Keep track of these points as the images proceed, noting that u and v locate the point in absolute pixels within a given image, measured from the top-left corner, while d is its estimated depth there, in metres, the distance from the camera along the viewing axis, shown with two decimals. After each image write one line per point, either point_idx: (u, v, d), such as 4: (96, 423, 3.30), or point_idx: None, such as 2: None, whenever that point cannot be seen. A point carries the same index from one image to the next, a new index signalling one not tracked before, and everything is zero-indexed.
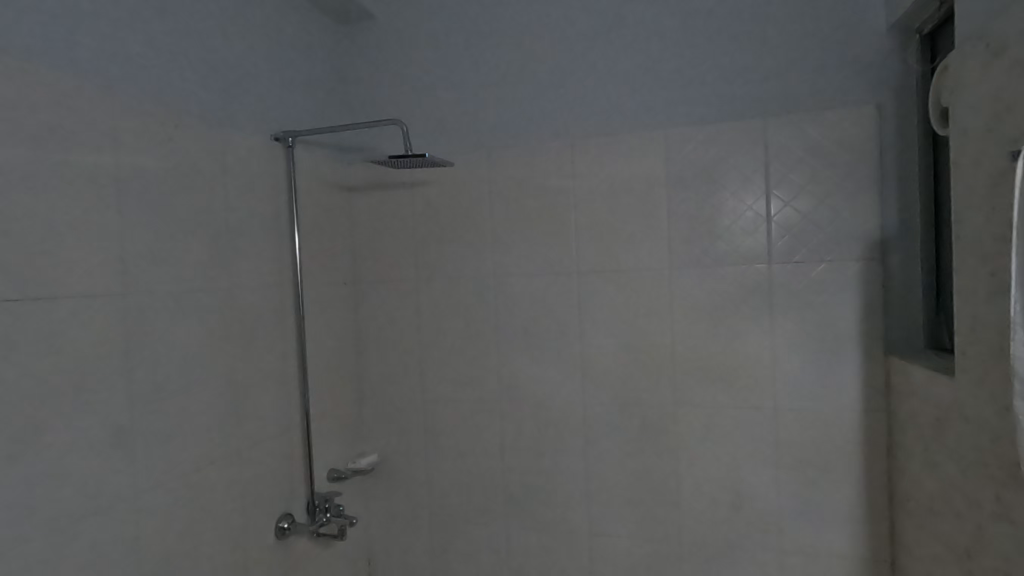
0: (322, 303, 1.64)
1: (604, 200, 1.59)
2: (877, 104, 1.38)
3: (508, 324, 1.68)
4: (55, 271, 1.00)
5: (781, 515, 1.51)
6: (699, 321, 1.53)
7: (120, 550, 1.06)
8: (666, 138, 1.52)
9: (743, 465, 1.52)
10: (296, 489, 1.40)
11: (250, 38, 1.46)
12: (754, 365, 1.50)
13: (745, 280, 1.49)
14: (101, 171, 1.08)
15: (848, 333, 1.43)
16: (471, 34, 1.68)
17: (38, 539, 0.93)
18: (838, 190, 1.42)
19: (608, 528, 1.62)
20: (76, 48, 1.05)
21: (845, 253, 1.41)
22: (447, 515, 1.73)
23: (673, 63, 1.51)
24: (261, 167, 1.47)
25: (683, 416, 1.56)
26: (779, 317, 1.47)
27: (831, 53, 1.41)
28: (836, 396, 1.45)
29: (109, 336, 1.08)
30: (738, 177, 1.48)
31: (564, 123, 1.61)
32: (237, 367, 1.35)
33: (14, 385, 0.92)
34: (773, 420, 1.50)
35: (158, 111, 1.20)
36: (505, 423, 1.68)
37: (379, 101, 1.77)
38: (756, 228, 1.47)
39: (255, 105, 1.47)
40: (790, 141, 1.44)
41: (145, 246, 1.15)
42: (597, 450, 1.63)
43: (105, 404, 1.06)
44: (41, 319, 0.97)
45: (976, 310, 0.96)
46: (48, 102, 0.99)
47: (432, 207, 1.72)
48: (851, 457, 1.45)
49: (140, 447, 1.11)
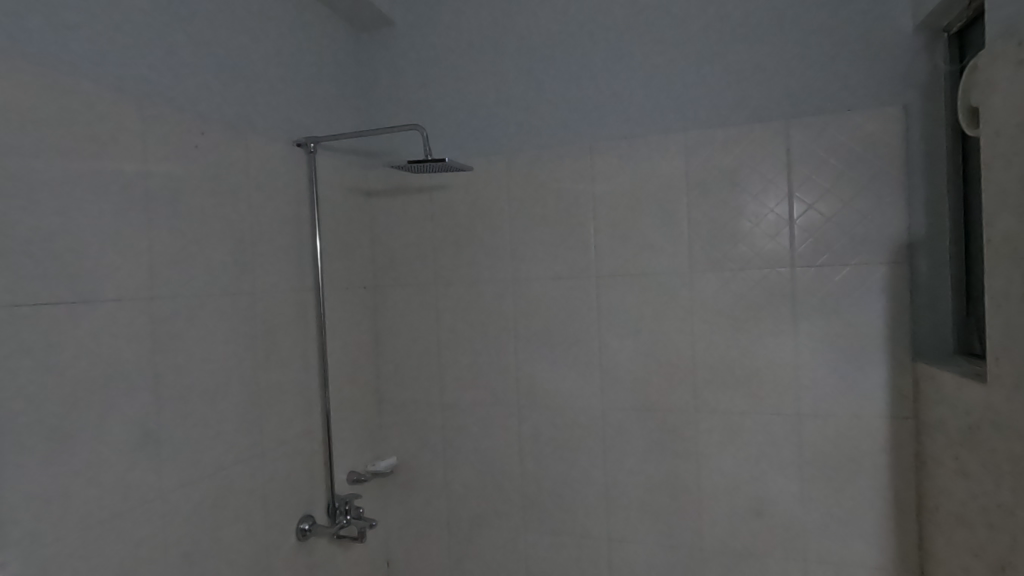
0: (342, 307, 1.61)
1: (626, 202, 1.48)
2: (904, 105, 1.28)
3: (527, 328, 1.59)
4: (90, 278, 0.99)
5: (810, 530, 1.37)
6: (719, 327, 1.42)
7: (148, 552, 1.06)
8: (686, 139, 1.43)
9: (766, 475, 1.40)
10: (315, 491, 1.48)
11: (277, 40, 1.43)
12: (779, 371, 1.38)
13: (767, 283, 1.38)
14: (131, 176, 1.06)
15: (875, 347, 1.31)
16: (490, 35, 1.63)
17: (68, 539, 0.93)
18: (865, 191, 1.31)
19: (626, 547, 1.52)
20: (108, 50, 1.03)
21: (869, 255, 1.31)
22: (462, 522, 1.69)
23: (700, 62, 1.43)
24: (284, 171, 1.42)
25: (705, 424, 1.44)
26: (802, 319, 1.36)
27: (863, 53, 1.31)
28: (870, 421, 1.32)
29: (138, 355, 1.06)
30: (760, 179, 1.38)
31: (588, 123, 1.53)
32: (262, 374, 1.34)
33: (48, 391, 0.92)
34: (799, 445, 1.37)
35: (185, 114, 1.17)
36: (522, 426, 1.61)
37: (399, 102, 1.73)
38: (779, 231, 1.37)
39: (281, 108, 1.43)
40: (815, 137, 1.34)
41: (172, 251, 1.13)
42: (616, 460, 1.52)
43: (138, 424, 1.05)
44: (75, 336, 0.96)
45: (1010, 319, 0.85)
46: (74, 104, 0.96)
47: (450, 209, 1.66)
48: (879, 486, 1.32)
49: (169, 466, 1.11)
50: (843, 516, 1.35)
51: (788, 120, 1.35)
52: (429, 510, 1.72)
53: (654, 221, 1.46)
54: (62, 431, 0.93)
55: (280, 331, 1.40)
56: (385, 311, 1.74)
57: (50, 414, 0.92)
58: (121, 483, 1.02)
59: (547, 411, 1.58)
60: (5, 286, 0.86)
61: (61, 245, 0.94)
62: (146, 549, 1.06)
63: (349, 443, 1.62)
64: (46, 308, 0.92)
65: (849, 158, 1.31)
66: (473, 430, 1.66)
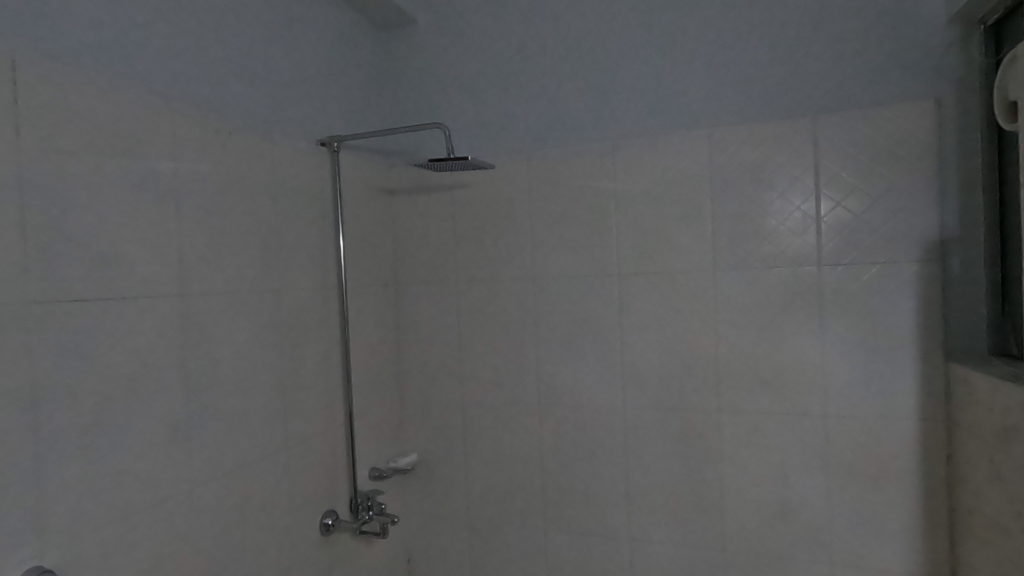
0: (364, 305, 1.63)
1: (647, 201, 1.47)
2: (937, 99, 1.25)
3: (548, 327, 1.59)
4: (122, 275, 1.01)
5: (837, 533, 1.35)
6: (744, 326, 1.40)
7: (177, 543, 1.09)
8: (710, 137, 1.41)
9: (791, 476, 1.38)
10: (338, 487, 1.50)
11: (301, 42, 1.44)
12: (805, 372, 1.36)
13: (794, 283, 1.36)
14: (161, 177, 1.08)
15: (906, 347, 1.28)
16: (509, 34, 1.63)
17: (102, 529, 0.96)
18: (896, 188, 1.28)
19: (648, 547, 1.51)
20: (137, 54, 1.05)
21: (900, 253, 1.28)
22: (483, 519, 1.69)
23: (725, 57, 1.41)
24: (308, 171, 1.44)
25: (729, 424, 1.42)
26: (830, 319, 1.33)
27: (893, 48, 1.28)
28: (900, 423, 1.29)
29: (168, 351, 1.08)
30: (787, 177, 1.36)
31: (610, 121, 1.52)
32: (286, 370, 1.36)
33: (82, 385, 0.94)
34: (825, 448, 1.35)
35: (212, 116, 1.19)
36: (543, 425, 1.61)
37: (420, 101, 1.73)
38: (805, 229, 1.34)
39: (305, 109, 1.45)
40: (842, 133, 1.31)
41: (201, 250, 1.16)
42: (638, 459, 1.51)
43: (168, 418, 1.08)
44: (107, 332, 0.98)
45: None
46: (106, 107, 0.99)
47: (470, 208, 1.66)
48: (908, 489, 1.29)
49: (198, 460, 1.13)
50: (871, 518, 1.32)
51: (814, 116, 1.33)
52: (449, 507, 1.73)
53: (677, 219, 1.45)
54: (96, 425, 0.96)
55: (304, 328, 1.41)
56: (407, 309, 1.75)
57: (85, 407, 0.95)
58: (151, 477, 1.04)
59: (568, 409, 1.58)
60: (40, 282, 0.89)
61: (92, 243, 0.96)
62: (175, 541, 1.08)
63: (371, 440, 1.63)
64: (80, 304, 0.94)
65: (879, 155, 1.29)
66: (494, 428, 1.66)
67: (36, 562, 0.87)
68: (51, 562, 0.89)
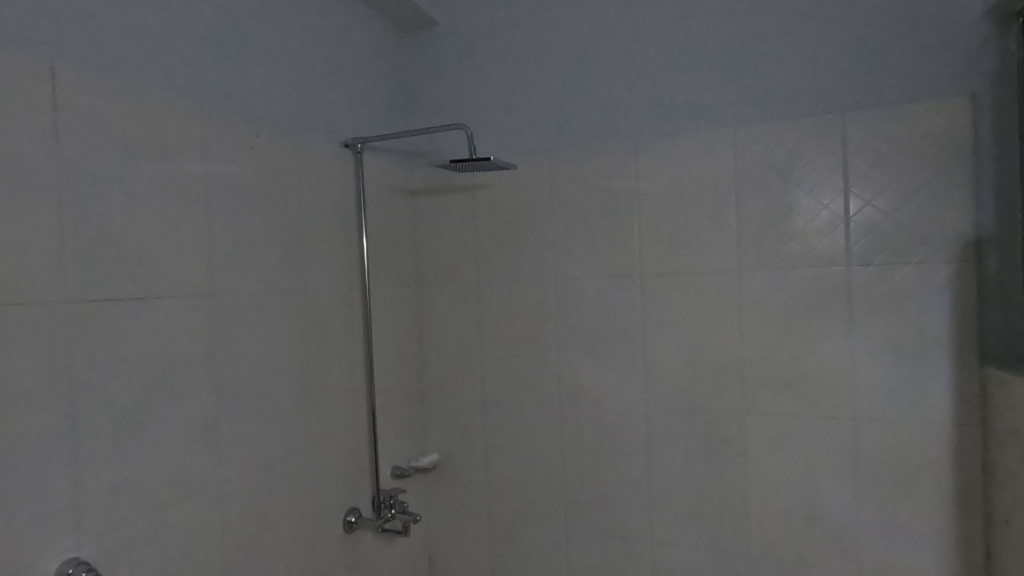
0: (387, 305, 1.64)
1: (671, 201, 1.46)
2: (972, 94, 1.21)
3: (570, 328, 1.59)
4: (154, 274, 1.03)
5: (866, 538, 1.32)
6: (770, 328, 1.38)
7: (206, 537, 1.11)
8: (735, 135, 1.40)
9: (818, 480, 1.35)
10: (361, 485, 1.51)
11: (325, 44, 1.46)
12: (833, 374, 1.33)
13: (821, 283, 1.33)
14: (192, 178, 1.10)
15: (938, 350, 1.25)
16: (530, 34, 1.63)
17: (135, 522, 0.99)
18: (929, 187, 1.25)
19: (671, 550, 1.50)
20: (169, 59, 1.08)
21: (933, 253, 1.24)
22: (504, 519, 1.70)
23: (751, 55, 1.39)
24: (333, 172, 1.46)
25: (754, 426, 1.40)
26: (860, 320, 1.31)
27: (925, 42, 1.25)
28: (932, 427, 1.26)
29: (198, 350, 1.11)
30: (814, 175, 1.33)
31: (632, 121, 1.51)
32: (311, 369, 1.37)
33: (118, 381, 0.97)
34: (854, 452, 1.32)
35: (241, 119, 1.21)
36: (564, 425, 1.60)
37: (442, 102, 1.74)
38: (834, 229, 1.32)
39: (330, 111, 1.47)
40: (871, 131, 1.28)
41: (230, 250, 1.18)
42: (661, 462, 1.50)
43: (199, 415, 1.10)
44: (141, 331, 1.01)
45: None
46: (139, 110, 1.02)
47: (492, 209, 1.67)
48: (941, 496, 1.26)
49: (226, 456, 1.15)
50: (901, 524, 1.29)
51: (843, 114, 1.31)
52: (471, 506, 1.74)
53: (700, 219, 1.43)
54: (130, 421, 0.99)
55: (329, 328, 1.43)
56: (428, 309, 1.76)
57: (120, 402, 0.97)
58: (182, 473, 1.07)
59: (590, 410, 1.57)
60: (77, 282, 0.92)
61: (126, 243, 0.99)
62: (203, 536, 1.10)
63: (393, 439, 1.64)
64: (116, 303, 0.97)
65: (911, 153, 1.26)
66: (516, 428, 1.66)
67: (73, 554, 0.90)
68: (87, 554, 0.92)
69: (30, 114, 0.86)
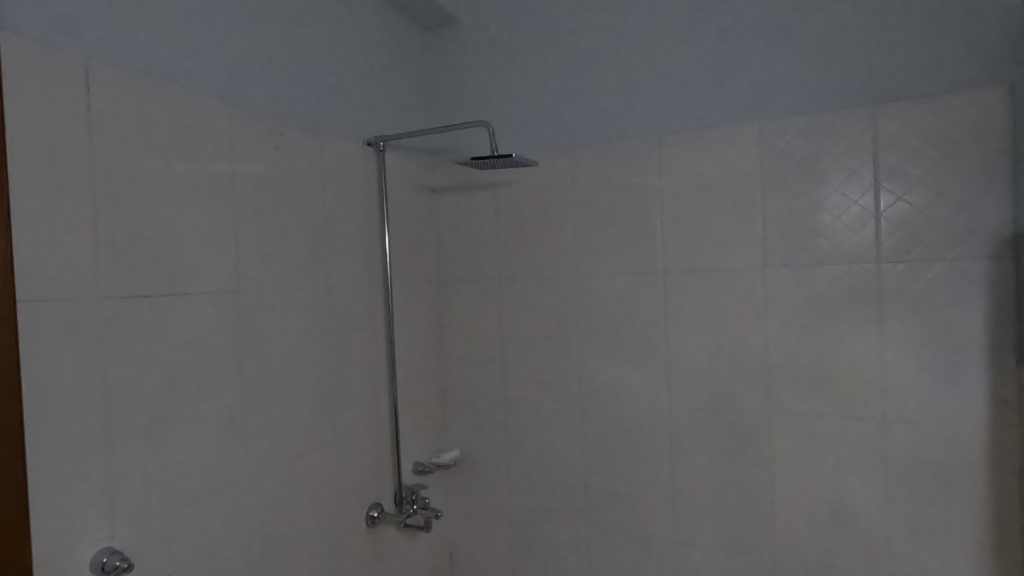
0: (408, 302, 1.65)
1: (694, 198, 1.44)
2: (1010, 85, 1.17)
3: (591, 326, 1.58)
4: (184, 271, 1.06)
5: (895, 541, 1.29)
6: (796, 326, 1.36)
7: (234, 529, 1.13)
8: (760, 130, 1.37)
9: (845, 481, 1.33)
10: (384, 481, 1.53)
11: (348, 44, 1.47)
12: (862, 374, 1.30)
13: (850, 281, 1.30)
14: (220, 177, 1.13)
15: (974, 349, 1.21)
16: (551, 31, 1.63)
17: (166, 513, 1.02)
18: (964, 181, 1.21)
19: (693, 550, 1.48)
20: (197, 61, 1.10)
21: (969, 250, 1.21)
22: (524, 516, 1.70)
23: (778, 49, 1.36)
24: (356, 171, 1.47)
25: (779, 426, 1.38)
26: (891, 319, 1.27)
27: (960, 32, 1.21)
28: (966, 429, 1.22)
29: (226, 346, 1.13)
30: (843, 170, 1.30)
31: (655, 117, 1.50)
32: (335, 365, 1.39)
33: (149, 376, 1.00)
34: (884, 454, 1.29)
35: (267, 119, 1.23)
36: (585, 422, 1.60)
37: (463, 100, 1.74)
38: (863, 224, 1.29)
39: (353, 110, 1.48)
40: (903, 124, 1.25)
41: (256, 248, 1.20)
42: (684, 461, 1.48)
43: (226, 409, 1.12)
44: (171, 327, 1.03)
45: None
46: (170, 112, 1.04)
47: (513, 206, 1.67)
48: (976, 499, 1.22)
49: (252, 450, 1.18)
50: (934, 528, 1.25)
51: (874, 107, 1.27)
52: (492, 504, 1.74)
53: (725, 215, 1.41)
54: (161, 416, 1.01)
55: (352, 325, 1.45)
56: (449, 307, 1.76)
57: (151, 397, 1.00)
58: (210, 465, 1.09)
59: (611, 408, 1.56)
60: (110, 278, 0.94)
61: (157, 241, 1.01)
62: (230, 528, 1.13)
63: (415, 436, 1.66)
64: (148, 300, 1.00)
65: (945, 146, 1.22)
66: (536, 426, 1.66)
67: (107, 543, 0.93)
68: (120, 544, 0.95)
69: (66, 116, 0.89)
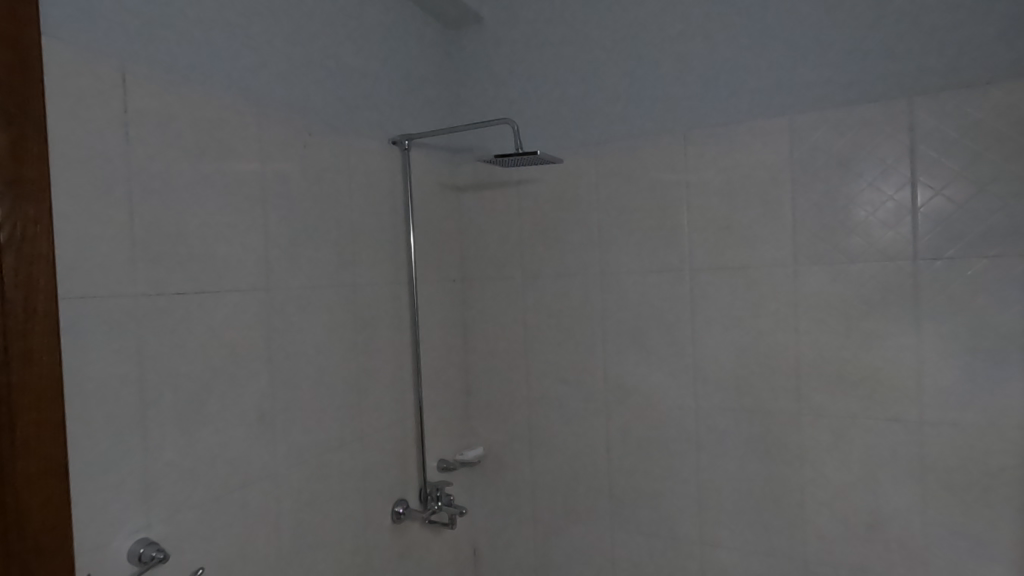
0: (433, 299, 1.66)
1: (722, 194, 1.42)
2: None
3: (616, 324, 1.57)
4: (216, 269, 1.08)
5: (930, 545, 1.25)
6: (828, 325, 1.32)
7: (263, 521, 1.15)
8: (791, 124, 1.35)
9: (878, 483, 1.29)
10: (409, 477, 1.54)
11: (373, 44, 1.48)
12: (898, 374, 1.26)
13: (884, 279, 1.27)
14: (250, 176, 1.14)
15: (1016, 349, 1.16)
16: (576, 27, 1.61)
17: (198, 505, 1.04)
18: (1008, 175, 1.16)
19: (720, 551, 1.46)
20: (227, 63, 1.12)
21: (1011, 246, 1.16)
22: (548, 514, 1.69)
23: (809, 40, 1.33)
24: (382, 169, 1.48)
25: (810, 426, 1.35)
26: (928, 317, 1.23)
27: (1001, 21, 1.16)
28: (1006, 431, 1.18)
29: (255, 342, 1.15)
30: (878, 165, 1.27)
31: (681, 112, 1.47)
32: (361, 362, 1.40)
33: (183, 371, 1.02)
34: (920, 456, 1.25)
35: (294, 119, 1.25)
36: (610, 420, 1.59)
37: (487, 98, 1.74)
38: (899, 220, 1.25)
39: (378, 109, 1.49)
40: (942, 116, 1.21)
41: (285, 246, 1.22)
42: (710, 461, 1.46)
43: (256, 404, 1.14)
44: (203, 324, 1.06)
45: None
46: (201, 112, 1.06)
47: (537, 204, 1.66)
48: (1017, 504, 1.18)
49: (281, 444, 1.20)
50: (972, 533, 1.21)
51: (909, 98, 1.24)
52: (516, 501, 1.74)
53: (754, 212, 1.39)
54: (194, 410, 1.04)
55: (378, 322, 1.46)
56: (473, 305, 1.77)
57: (184, 392, 1.02)
58: (241, 459, 1.11)
59: (636, 407, 1.55)
60: (146, 275, 0.97)
61: (190, 239, 1.04)
62: (259, 521, 1.14)
63: (439, 433, 1.66)
64: (182, 296, 1.02)
65: (987, 138, 1.18)
66: (560, 424, 1.66)
67: (143, 534, 0.95)
68: (155, 535, 0.97)
69: (103, 117, 0.91)
